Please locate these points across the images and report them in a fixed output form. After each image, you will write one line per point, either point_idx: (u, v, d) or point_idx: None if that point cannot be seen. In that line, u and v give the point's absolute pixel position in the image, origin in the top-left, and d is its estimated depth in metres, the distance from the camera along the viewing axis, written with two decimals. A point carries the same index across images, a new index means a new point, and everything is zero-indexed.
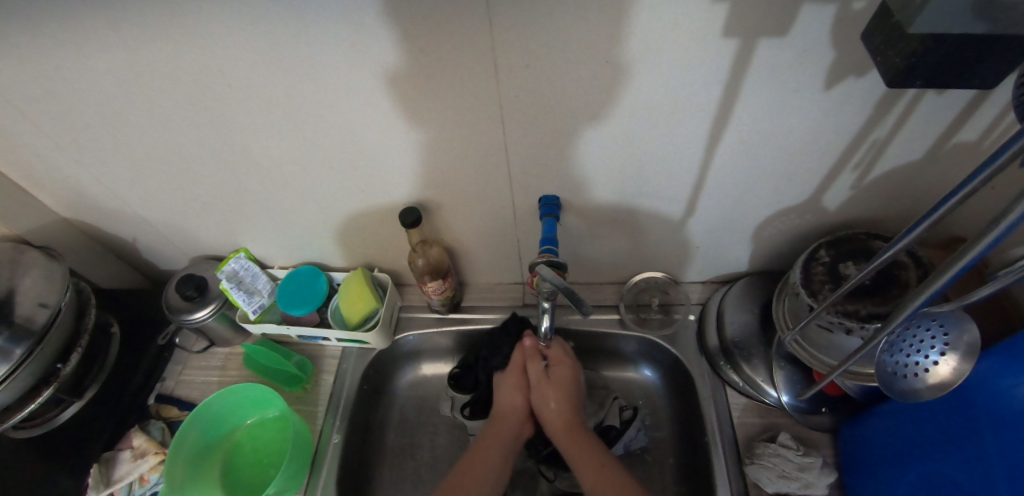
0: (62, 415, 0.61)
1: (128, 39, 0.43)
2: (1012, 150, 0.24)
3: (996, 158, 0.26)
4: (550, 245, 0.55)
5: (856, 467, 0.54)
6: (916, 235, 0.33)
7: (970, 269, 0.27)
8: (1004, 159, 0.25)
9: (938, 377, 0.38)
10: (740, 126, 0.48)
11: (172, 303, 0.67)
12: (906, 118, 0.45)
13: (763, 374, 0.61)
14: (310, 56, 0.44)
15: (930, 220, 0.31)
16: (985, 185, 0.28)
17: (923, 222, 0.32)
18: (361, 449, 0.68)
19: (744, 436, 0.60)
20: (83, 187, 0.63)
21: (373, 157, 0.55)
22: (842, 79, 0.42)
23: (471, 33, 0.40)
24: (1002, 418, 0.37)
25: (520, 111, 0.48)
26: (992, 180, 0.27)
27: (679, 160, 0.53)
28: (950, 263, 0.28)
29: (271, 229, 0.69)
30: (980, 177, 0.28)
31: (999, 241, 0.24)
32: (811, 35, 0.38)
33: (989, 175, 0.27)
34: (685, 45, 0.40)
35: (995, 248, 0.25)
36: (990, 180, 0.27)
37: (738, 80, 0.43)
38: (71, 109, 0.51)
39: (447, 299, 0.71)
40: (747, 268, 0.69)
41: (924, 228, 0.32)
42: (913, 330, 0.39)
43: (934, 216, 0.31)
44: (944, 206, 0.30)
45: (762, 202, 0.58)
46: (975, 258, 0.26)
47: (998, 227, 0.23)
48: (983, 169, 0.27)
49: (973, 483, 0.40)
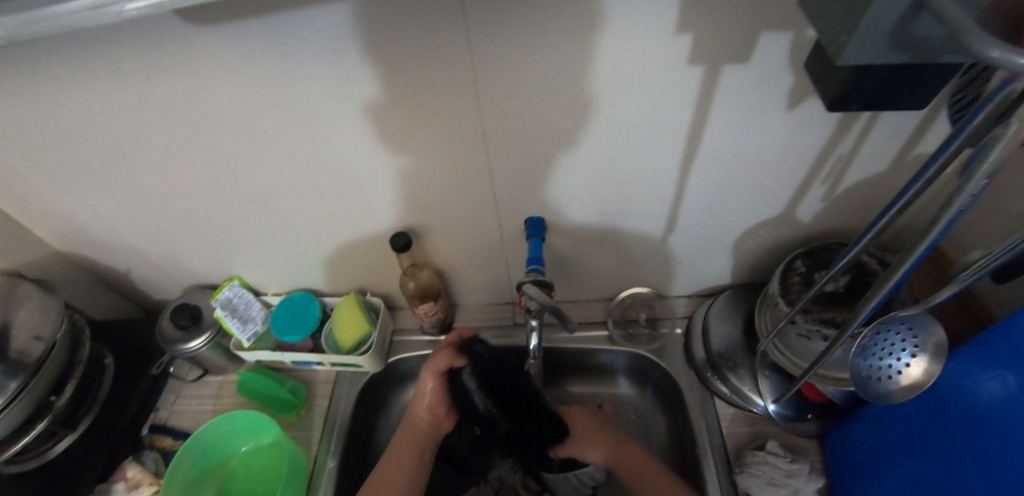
0: (55, 448, 0.61)
1: (128, 77, 0.45)
2: (944, 158, 0.27)
3: (929, 168, 0.28)
4: (536, 265, 0.57)
5: (842, 471, 0.55)
6: (866, 242, 0.36)
7: (915, 269, 0.29)
8: (937, 166, 0.28)
9: (911, 379, 0.40)
10: (712, 145, 0.50)
11: (165, 332, 0.67)
12: (866, 133, 0.48)
13: (749, 383, 0.62)
14: (301, 90, 0.46)
15: (875, 230, 0.34)
16: (920, 195, 0.30)
17: (869, 231, 0.34)
18: (356, 474, 0.68)
19: (734, 446, 0.62)
20: (79, 219, 0.64)
21: (363, 184, 0.57)
22: (803, 100, 0.45)
23: (455, 66, 0.43)
24: (972, 417, 0.39)
25: (503, 138, 0.50)
26: (926, 190, 0.30)
27: (656, 180, 0.55)
28: (895, 267, 0.30)
29: (265, 257, 0.71)
30: (915, 188, 0.30)
31: (935, 245, 0.26)
32: (770, 60, 0.41)
33: (924, 184, 0.30)
34: (654, 71, 0.43)
35: (932, 250, 0.27)
36: (925, 190, 0.30)
37: (706, 103, 0.46)
38: (71, 145, 0.53)
39: (439, 321, 0.72)
40: (730, 280, 0.71)
41: (875, 236, 0.35)
42: (884, 335, 0.41)
43: (878, 226, 0.34)
44: (885, 218, 0.33)
45: (738, 217, 0.60)
46: (916, 260, 0.28)
47: (929, 234, 0.26)
48: (918, 179, 0.30)
49: (949, 481, 0.41)
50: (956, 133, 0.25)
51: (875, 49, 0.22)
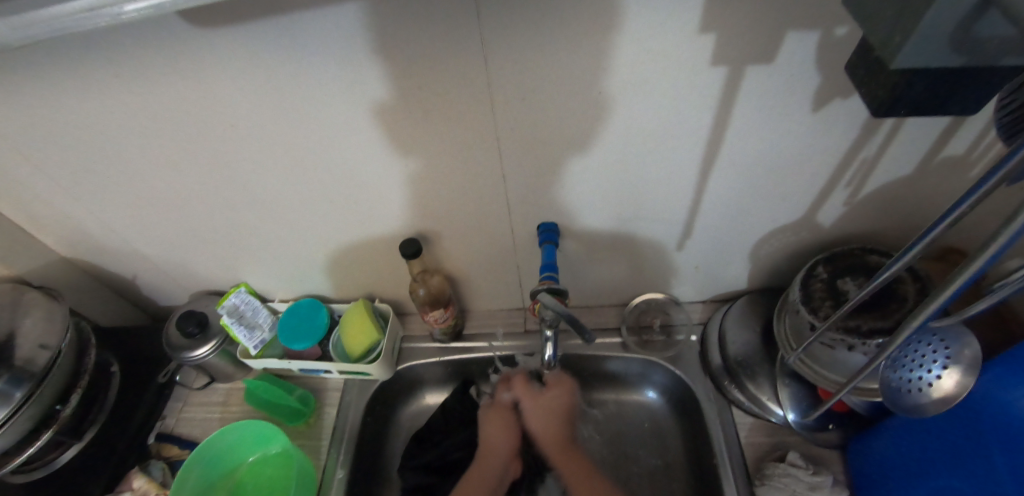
0: (62, 458, 0.60)
1: (136, 83, 0.44)
2: (999, 174, 0.24)
3: (982, 182, 0.26)
4: (550, 272, 0.55)
5: (866, 484, 0.53)
6: (915, 254, 0.34)
7: (971, 285, 0.27)
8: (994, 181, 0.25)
9: (942, 391, 0.38)
10: (732, 148, 0.49)
11: (172, 340, 0.66)
12: (893, 136, 0.46)
13: (768, 392, 0.61)
14: (310, 94, 0.45)
15: (925, 242, 0.32)
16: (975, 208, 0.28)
17: (918, 242, 0.33)
18: (365, 483, 0.67)
19: (753, 456, 0.60)
20: (85, 226, 0.63)
21: (373, 190, 0.56)
22: (829, 102, 0.43)
23: (468, 69, 0.42)
24: (1008, 429, 0.38)
25: (516, 141, 0.49)
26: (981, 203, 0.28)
27: (674, 184, 0.54)
28: (947, 282, 0.28)
29: (272, 263, 0.70)
30: (970, 201, 0.28)
31: (993, 260, 0.24)
32: (796, 61, 0.40)
33: (979, 197, 0.27)
34: (675, 73, 0.41)
35: (992, 266, 0.25)
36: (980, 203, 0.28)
37: (728, 105, 0.44)
38: (76, 151, 0.52)
39: (449, 327, 0.71)
40: (746, 286, 0.69)
41: (923, 248, 0.33)
42: (914, 344, 0.40)
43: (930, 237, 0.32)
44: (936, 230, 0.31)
45: (757, 221, 0.58)
46: (971, 276, 0.26)
47: (988, 248, 0.24)
48: (974, 191, 0.27)
49: (982, 494, 0.40)
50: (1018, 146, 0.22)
51: (935, 51, 0.21)
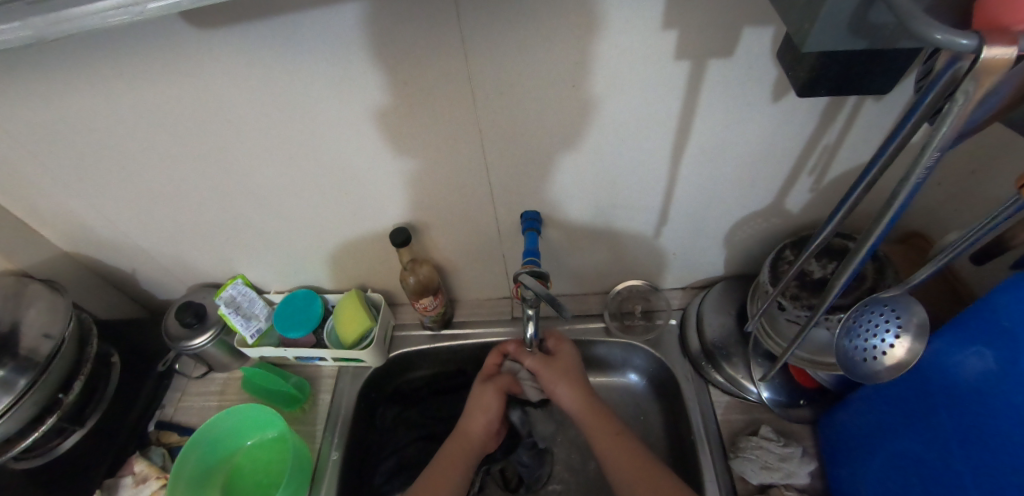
0: (63, 444, 0.62)
1: (137, 80, 0.47)
2: (903, 134, 0.29)
3: (892, 140, 0.30)
4: (532, 257, 0.58)
5: (834, 455, 0.56)
6: (842, 215, 0.39)
7: (883, 242, 0.30)
8: (902, 136, 0.29)
9: (894, 359, 0.41)
10: (700, 138, 0.52)
11: (171, 330, 0.69)
12: (849, 124, 0.49)
13: (743, 371, 0.64)
14: (302, 90, 0.47)
15: (849, 203, 0.37)
16: (885, 171, 0.32)
17: (843, 205, 0.37)
18: (358, 467, 0.69)
19: (728, 432, 0.63)
20: (86, 221, 0.66)
21: (362, 182, 0.59)
22: (786, 92, 0.46)
23: (450, 65, 0.45)
24: (954, 392, 0.40)
25: (497, 134, 0.52)
26: (890, 165, 0.32)
27: (648, 173, 0.57)
28: (859, 247, 0.32)
29: (267, 255, 0.72)
30: (880, 163, 0.32)
31: (894, 223, 0.28)
32: (752, 54, 0.43)
33: (887, 158, 0.32)
34: (642, 66, 0.44)
35: (896, 223, 0.28)
36: (889, 165, 0.32)
37: (693, 97, 0.47)
38: (78, 146, 0.54)
39: (439, 315, 0.74)
40: (723, 272, 0.73)
41: (847, 210, 0.38)
42: (869, 316, 0.43)
43: (852, 199, 0.36)
44: (855, 194, 0.36)
45: (729, 208, 0.62)
46: (877, 242, 0.31)
47: (886, 213, 0.28)
48: (885, 150, 0.31)
49: (933, 456, 0.42)
50: (915, 106, 0.27)
51: (837, 35, 0.24)
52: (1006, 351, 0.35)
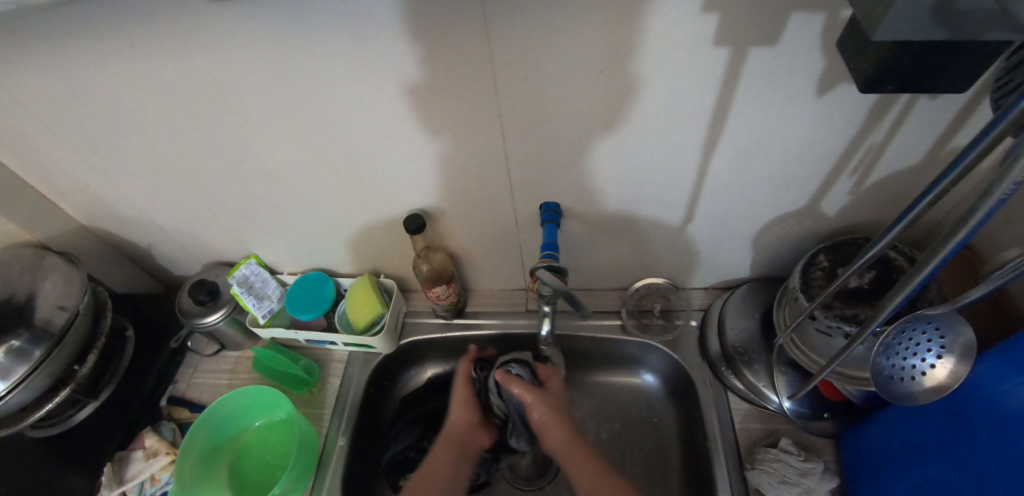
0: (78, 415, 0.63)
1: (150, 54, 0.45)
2: (984, 144, 0.25)
3: (968, 153, 0.26)
4: (550, 250, 0.56)
5: (858, 474, 0.54)
6: (896, 233, 0.35)
7: (949, 261, 0.27)
8: (978, 150, 0.25)
9: (934, 380, 0.38)
10: (735, 133, 0.49)
11: (184, 306, 0.69)
12: (900, 123, 0.45)
13: (765, 379, 0.61)
14: (317, 68, 0.46)
15: (907, 221, 0.33)
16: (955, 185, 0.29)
17: (898, 222, 0.34)
18: (366, 452, 0.69)
19: (746, 442, 0.60)
20: (103, 195, 0.66)
21: (379, 164, 0.57)
22: (833, 86, 0.43)
23: (472, 45, 0.42)
24: (998, 421, 0.37)
25: (518, 119, 0.49)
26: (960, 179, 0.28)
27: (676, 167, 0.54)
28: (921, 264, 0.29)
29: (282, 236, 0.72)
30: (951, 176, 0.29)
31: (965, 242, 0.25)
32: (799, 43, 0.39)
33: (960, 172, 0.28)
34: (677, 53, 0.41)
35: (969, 241, 0.25)
36: (960, 178, 0.28)
37: (731, 87, 0.44)
38: (93, 119, 0.54)
39: (451, 305, 0.72)
40: (748, 274, 0.69)
41: (904, 227, 0.34)
42: (909, 333, 0.39)
43: (910, 217, 0.33)
44: (917, 207, 0.32)
45: (760, 208, 0.58)
46: (943, 261, 0.27)
47: (960, 229, 0.24)
48: (958, 163, 0.28)
49: (969, 486, 0.40)
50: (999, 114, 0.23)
51: (916, 22, 0.21)
52: None
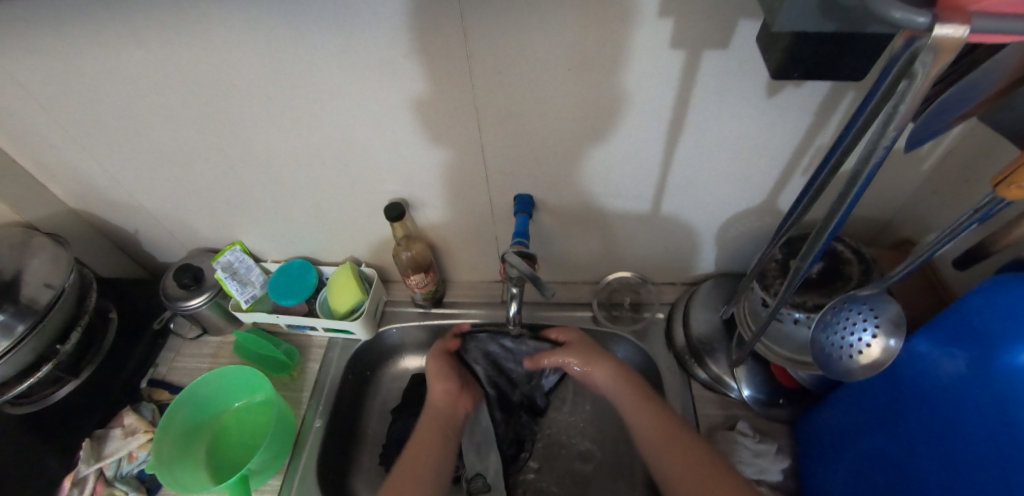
0: (57, 393, 0.63)
1: (145, 41, 0.48)
2: (868, 113, 0.28)
3: (849, 129, 0.31)
4: (522, 239, 0.59)
5: (808, 456, 0.56)
6: (812, 195, 0.39)
7: (850, 214, 0.31)
8: (860, 126, 0.29)
9: (870, 357, 0.41)
10: (694, 130, 0.52)
11: (169, 290, 0.71)
12: (843, 124, 0.49)
13: (725, 367, 0.64)
14: (304, 59, 0.48)
15: (817, 184, 0.37)
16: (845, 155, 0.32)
17: (810, 188, 0.38)
18: (342, 435, 0.70)
19: (706, 426, 0.63)
20: (93, 179, 0.68)
21: (362, 154, 0.60)
22: (780, 89, 0.47)
23: (449, 41, 0.45)
24: (923, 392, 0.40)
25: (493, 114, 0.53)
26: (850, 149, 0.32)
27: (642, 163, 0.57)
28: (823, 228, 0.33)
29: (266, 224, 0.74)
30: (841, 145, 0.33)
31: (855, 205, 0.29)
32: (747, 47, 0.43)
33: (846, 145, 0.32)
34: (638, 53, 0.45)
35: (861, 196, 0.29)
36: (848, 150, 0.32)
37: (688, 87, 0.48)
38: (86, 102, 0.56)
39: (430, 294, 0.75)
40: (713, 269, 0.73)
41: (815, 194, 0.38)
42: (847, 313, 0.43)
43: (818, 183, 0.37)
44: (822, 173, 0.36)
45: (721, 204, 0.62)
46: (840, 220, 0.31)
47: (854, 185, 0.28)
48: (844, 136, 0.32)
49: (900, 455, 0.42)
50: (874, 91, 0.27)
51: (806, 16, 0.24)
52: (978, 352, 0.35)
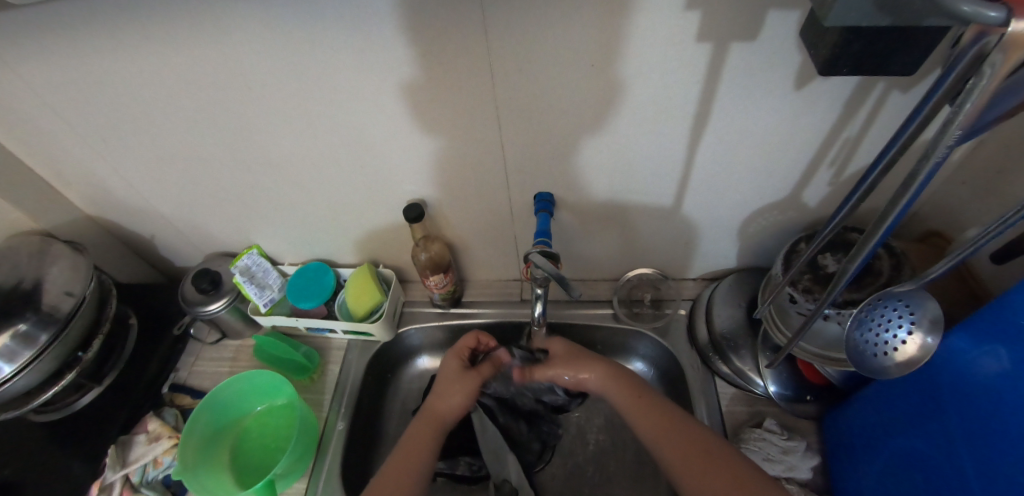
0: (81, 401, 0.64)
1: (163, 46, 0.47)
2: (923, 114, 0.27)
3: (903, 131, 0.30)
4: (543, 237, 0.58)
5: (838, 453, 0.56)
6: (858, 199, 0.38)
7: (902, 218, 0.30)
8: (915, 125, 0.28)
9: (906, 355, 0.40)
10: (718, 124, 0.51)
11: (187, 295, 0.71)
12: (874, 115, 0.48)
13: (750, 364, 0.64)
14: (322, 60, 0.48)
15: (864, 188, 0.36)
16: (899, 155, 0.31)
17: (857, 192, 0.37)
18: (364, 437, 0.70)
19: (732, 424, 0.63)
20: (109, 185, 0.67)
21: (380, 156, 0.59)
22: (809, 80, 0.45)
23: (470, 39, 0.45)
24: (963, 390, 0.39)
25: (514, 112, 0.52)
26: (904, 150, 0.31)
27: (664, 159, 0.56)
28: (873, 231, 0.32)
29: (282, 227, 0.73)
30: (896, 147, 0.31)
31: (909, 205, 0.29)
32: (777, 38, 0.42)
33: (901, 146, 0.31)
34: (663, 47, 0.44)
35: (916, 199, 0.28)
36: (904, 150, 0.31)
37: (713, 81, 0.47)
38: (103, 109, 0.55)
39: (448, 294, 0.74)
40: (735, 264, 0.72)
41: (861, 196, 0.37)
42: (882, 310, 0.42)
43: (865, 185, 0.36)
44: (874, 175, 0.35)
45: (745, 199, 0.61)
46: (892, 224, 0.30)
47: (909, 187, 0.27)
48: (898, 138, 0.31)
49: (937, 453, 0.42)
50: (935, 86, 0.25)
51: (861, 10, 0.23)
52: (1020, 350, 0.34)
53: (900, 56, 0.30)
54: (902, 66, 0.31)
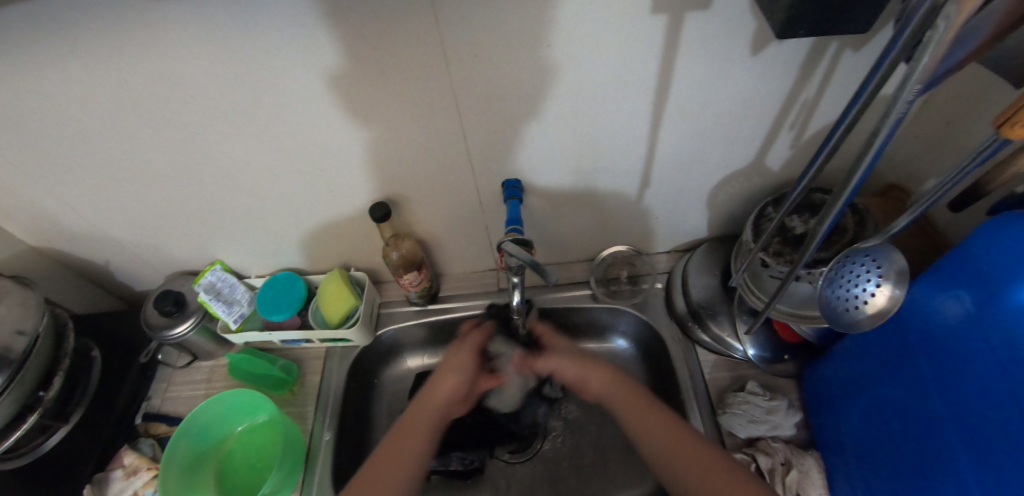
0: (48, 442, 0.61)
1: (86, 59, 0.43)
2: (881, 74, 0.27)
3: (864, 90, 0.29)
4: (515, 225, 0.57)
5: (818, 407, 0.58)
6: (822, 160, 0.37)
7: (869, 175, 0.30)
8: (874, 82, 0.28)
9: (876, 307, 0.41)
10: (679, 95, 0.51)
11: (150, 319, 0.67)
12: (829, 75, 0.48)
13: (728, 329, 0.65)
14: (264, 62, 0.45)
15: (831, 146, 0.36)
16: (861, 114, 0.31)
17: (821, 153, 0.37)
18: (354, 444, 0.69)
19: (716, 390, 0.64)
20: (52, 212, 0.63)
21: (340, 158, 0.57)
22: (765, 45, 0.45)
23: (420, 29, 0.43)
24: (930, 335, 0.41)
25: (473, 101, 0.50)
26: (866, 108, 0.31)
27: (628, 136, 0.56)
28: (840, 190, 0.32)
29: (244, 238, 0.70)
30: (857, 107, 0.31)
31: (873, 165, 0.29)
32: (730, 5, 0.41)
33: (864, 102, 0.30)
34: (618, 22, 0.43)
35: (881, 155, 0.28)
36: (863, 111, 0.31)
37: (671, 54, 0.46)
38: (32, 133, 0.51)
39: (424, 291, 0.73)
40: (706, 234, 0.73)
41: (827, 157, 0.37)
42: (851, 267, 0.43)
43: (831, 144, 0.35)
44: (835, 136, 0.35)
45: (711, 168, 0.61)
46: (859, 182, 0.31)
47: (872, 145, 0.27)
48: (858, 99, 0.30)
49: (911, 398, 0.43)
50: (893, 40, 0.25)
51: None
52: (982, 291, 0.35)
53: (852, 13, 0.30)
54: (853, 24, 0.31)
